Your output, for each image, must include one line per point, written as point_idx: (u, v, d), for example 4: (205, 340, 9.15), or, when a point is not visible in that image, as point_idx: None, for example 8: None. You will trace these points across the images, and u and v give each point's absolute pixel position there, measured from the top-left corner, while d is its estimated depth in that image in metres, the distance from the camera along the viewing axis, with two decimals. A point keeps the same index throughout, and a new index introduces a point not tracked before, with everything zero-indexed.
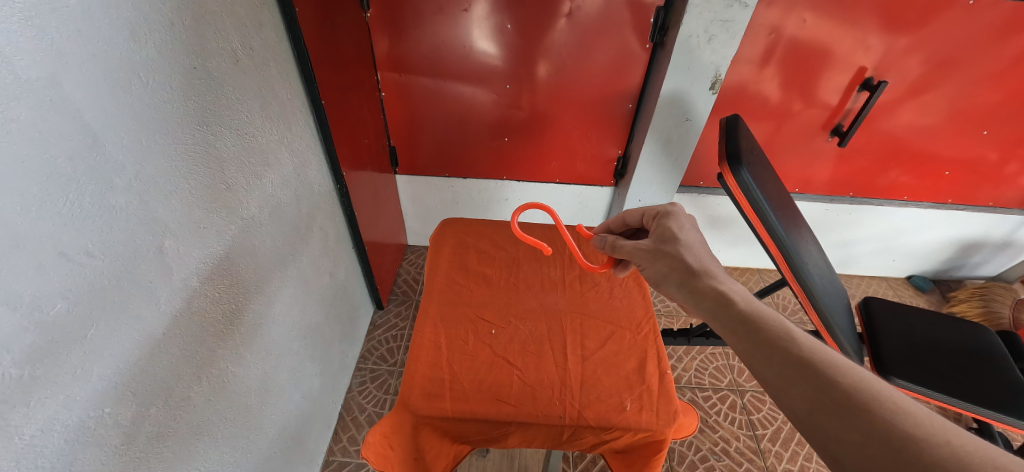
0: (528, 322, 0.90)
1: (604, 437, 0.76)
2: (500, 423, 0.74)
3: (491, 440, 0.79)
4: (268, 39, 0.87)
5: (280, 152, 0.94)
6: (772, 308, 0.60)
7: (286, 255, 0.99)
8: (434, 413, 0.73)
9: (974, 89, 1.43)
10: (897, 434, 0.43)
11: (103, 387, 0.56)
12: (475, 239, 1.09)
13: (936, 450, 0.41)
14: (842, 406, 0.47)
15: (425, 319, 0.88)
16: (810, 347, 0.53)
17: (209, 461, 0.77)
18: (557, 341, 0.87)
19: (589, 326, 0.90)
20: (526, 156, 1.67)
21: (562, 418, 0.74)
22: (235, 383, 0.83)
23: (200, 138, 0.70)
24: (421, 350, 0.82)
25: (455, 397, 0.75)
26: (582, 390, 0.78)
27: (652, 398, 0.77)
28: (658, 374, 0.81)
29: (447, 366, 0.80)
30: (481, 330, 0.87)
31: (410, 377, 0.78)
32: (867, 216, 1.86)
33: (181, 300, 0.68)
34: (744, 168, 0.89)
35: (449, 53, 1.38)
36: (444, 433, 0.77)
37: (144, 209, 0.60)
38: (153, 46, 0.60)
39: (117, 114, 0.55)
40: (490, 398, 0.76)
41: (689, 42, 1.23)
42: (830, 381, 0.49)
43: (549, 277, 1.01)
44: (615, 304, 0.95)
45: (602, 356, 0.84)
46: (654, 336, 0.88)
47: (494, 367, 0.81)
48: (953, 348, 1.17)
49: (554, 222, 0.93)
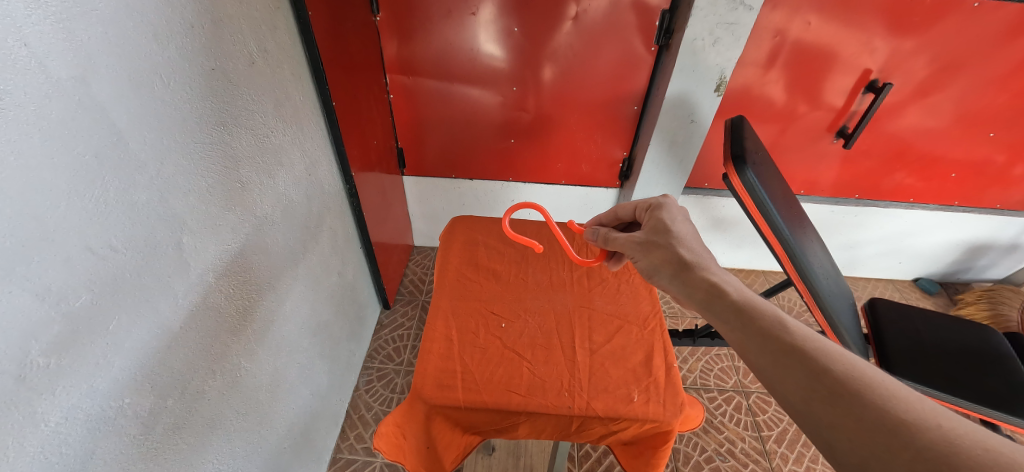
0: (536, 317, 0.91)
1: (612, 428, 0.77)
2: (511, 413, 0.75)
3: (501, 431, 0.80)
4: (282, 43, 0.89)
5: (292, 152, 0.96)
6: (764, 298, 0.61)
7: (297, 253, 1.01)
8: (447, 403, 0.74)
9: (980, 92, 1.43)
10: (889, 418, 0.44)
11: (124, 377, 0.58)
12: (483, 237, 1.09)
13: (926, 434, 0.42)
14: (837, 394, 0.47)
15: (436, 313, 0.89)
16: (804, 337, 0.54)
17: (222, 455, 0.79)
18: (565, 335, 0.88)
19: (596, 320, 0.91)
20: (532, 158, 1.68)
21: (571, 409, 0.75)
22: (248, 378, 0.85)
23: (218, 137, 0.72)
24: (432, 343, 0.83)
25: (467, 387, 0.76)
26: (590, 382, 0.79)
27: (659, 390, 0.78)
28: (665, 367, 0.82)
29: (459, 358, 0.81)
30: (491, 324, 0.89)
31: (422, 369, 0.79)
32: (873, 217, 1.86)
33: (198, 295, 0.70)
34: (749, 168, 0.89)
35: (457, 56, 1.40)
36: (456, 424, 0.78)
37: (163, 205, 0.62)
38: (174, 48, 0.62)
39: (141, 114, 0.57)
40: (501, 389, 0.77)
41: (694, 44, 1.24)
42: (824, 370, 0.50)
43: (556, 273, 1.02)
44: (621, 300, 0.96)
45: (610, 349, 0.85)
46: (660, 331, 0.89)
47: (504, 360, 0.82)
48: (960, 349, 1.17)
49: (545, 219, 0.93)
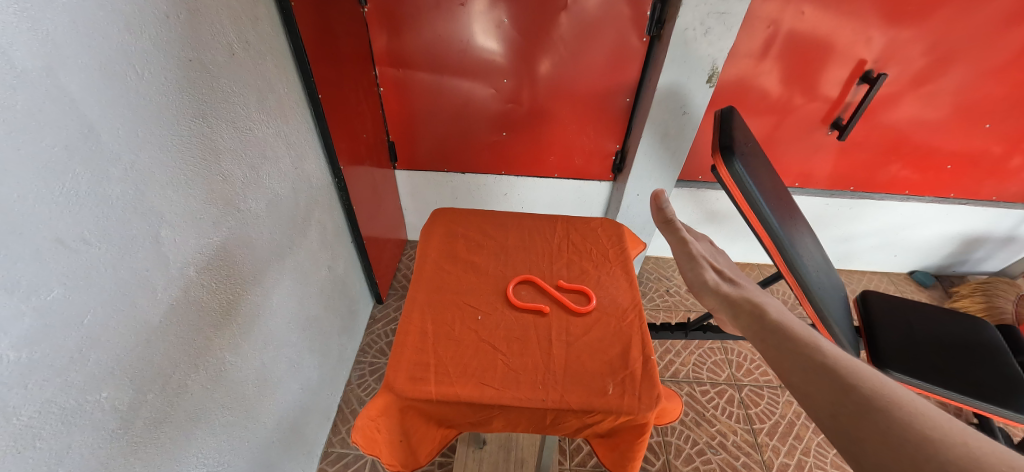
0: (514, 310, 0.90)
1: (587, 421, 0.76)
2: (483, 406, 0.75)
3: (476, 424, 0.80)
4: (264, 34, 0.88)
5: (277, 146, 0.95)
6: (803, 321, 0.60)
7: (283, 247, 1.00)
8: (418, 396, 0.74)
9: (976, 82, 1.42)
10: (912, 434, 0.41)
11: (100, 372, 0.58)
12: (463, 228, 1.08)
13: (949, 449, 0.39)
14: (862, 409, 0.45)
15: (412, 306, 0.89)
16: (832, 353, 0.52)
17: (207, 449, 0.79)
18: (541, 328, 0.87)
19: (575, 312, 0.90)
20: (524, 150, 1.67)
21: (545, 402, 0.74)
22: (233, 372, 0.85)
23: (197, 130, 0.72)
24: (408, 336, 0.83)
25: (439, 380, 0.76)
26: (565, 375, 0.79)
27: (635, 383, 0.78)
28: (642, 359, 0.81)
29: (433, 351, 0.80)
30: (467, 316, 0.88)
31: (395, 362, 0.79)
32: (868, 210, 1.85)
33: (178, 289, 0.70)
34: (737, 159, 0.88)
35: (447, 48, 1.39)
36: (429, 417, 0.78)
37: (140, 199, 0.62)
38: (148, 38, 0.61)
39: (114, 107, 0.57)
40: (474, 382, 0.76)
41: (685, 34, 1.22)
42: (851, 386, 0.47)
43: (538, 264, 1.01)
44: (602, 293, 0.95)
45: (587, 341, 0.85)
46: (639, 323, 0.89)
47: (479, 352, 0.81)
48: (951, 342, 1.16)
49: (509, 295, 0.91)
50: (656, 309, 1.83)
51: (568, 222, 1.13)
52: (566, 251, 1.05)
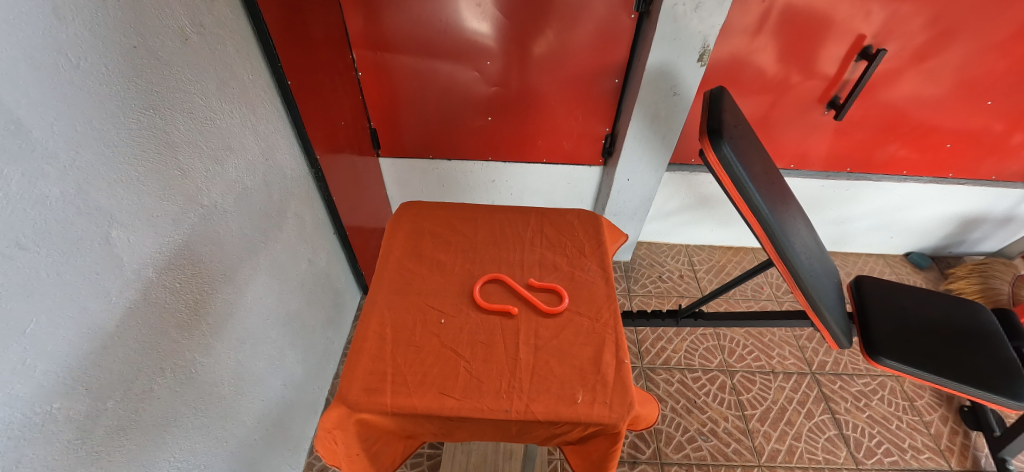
0: (480, 311, 0.87)
1: (555, 430, 0.75)
2: (443, 417, 0.73)
3: (440, 433, 0.79)
4: (222, 16, 0.82)
5: (243, 136, 0.91)
6: None
7: (256, 242, 0.97)
8: (374, 408, 0.72)
9: (980, 56, 1.36)
10: None
11: (49, 382, 0.55)
12: (431, 224, 1.04)
13: None
14: None
15: (372, 309, 0.86)
16: None
17: (179, 453, 0.77)
18: (508, 330, 0.84)
19: (543, 314, 0.87)
20: (510, 135, 1.62)
21: (508, 412, 0.72)
22: (205, 374, 0.82)
23: (148, 123, 0.67)
24: (366, 342, 0.80)
25: (397, 390, 0.74)
26: (532, 382, 0.76)
27: (606, 390, 0.76)
28: (615, 364, 0.79)
29: (391, 358, 0.78)
30: (431, 319, 0.85)
31: (352, 370, 0.76)
32: (864, 192, 1.81)
33: (136, 291, 0.67)
34: (725, 143, 0.84)
35: (427, 30, 1.33)
36: (389, 429, 0.78)
37: (84, 198, 0.58)
38: (82, 23, 0.56)
39: (46, 99, 0.52)
40: (434, 392, 0.74)
41: (675, 10, 1.16)
42: None
43: (511, 260, 0.98)
44: (578, 290, 0.92)
45: (557, 344, 0.82)
46: (614, 324, 0.86)
47: (441, 359, 0.79)
48: (943, 329, 1.14)
49: (478, 295, 0.88)
50: (646, 296, 1.81)
51: (543, 214, 1.09)
52: (540, 245, 1.02)
